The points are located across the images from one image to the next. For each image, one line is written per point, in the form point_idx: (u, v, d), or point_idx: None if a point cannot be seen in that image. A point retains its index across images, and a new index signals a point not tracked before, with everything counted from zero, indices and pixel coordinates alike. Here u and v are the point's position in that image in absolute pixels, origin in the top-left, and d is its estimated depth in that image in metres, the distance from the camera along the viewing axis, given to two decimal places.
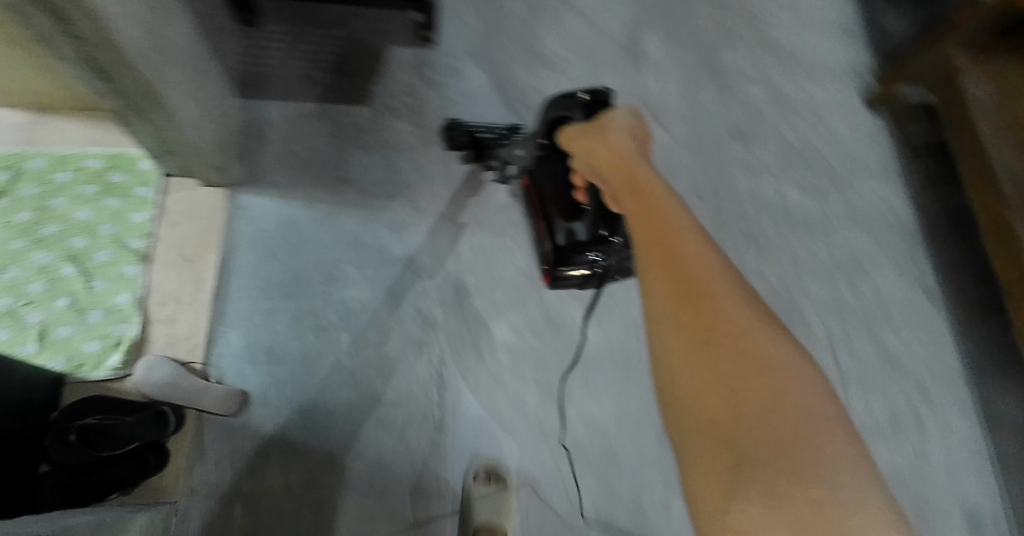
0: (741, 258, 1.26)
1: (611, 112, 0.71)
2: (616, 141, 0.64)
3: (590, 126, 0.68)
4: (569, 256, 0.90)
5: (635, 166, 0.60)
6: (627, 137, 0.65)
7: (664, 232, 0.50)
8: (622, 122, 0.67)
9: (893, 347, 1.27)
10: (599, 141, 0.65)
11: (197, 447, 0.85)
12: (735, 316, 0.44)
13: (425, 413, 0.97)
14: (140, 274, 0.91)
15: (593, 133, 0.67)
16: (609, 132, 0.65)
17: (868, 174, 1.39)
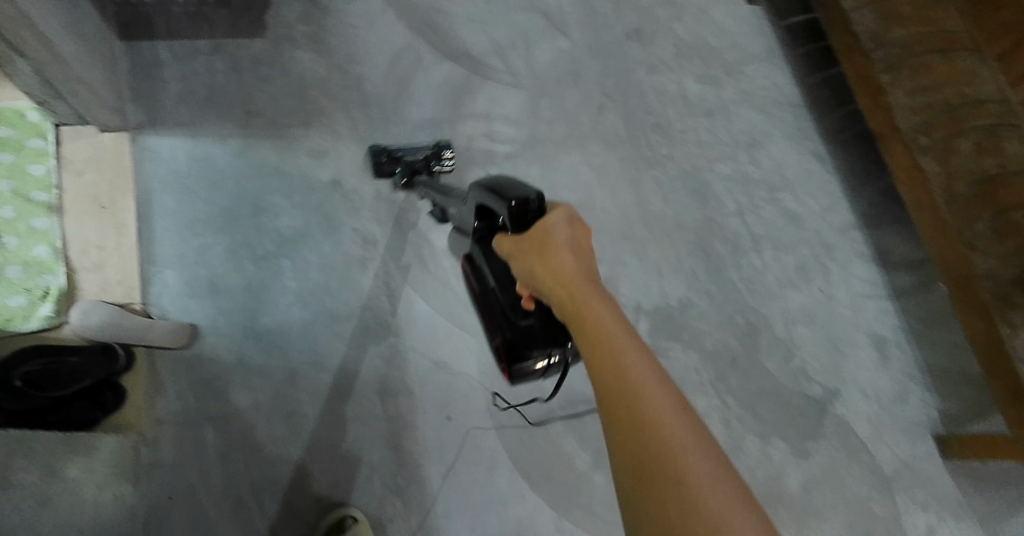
0: (653, 147, 1.35)
1: (544, 214, 0.71)
2: (555, 253, 0.63)
3: (527, 237, 0.68)
4: (519, 355, 0.71)
5: (574, 272, 0.61)
6: (567, 246, 0.64)
7: (599, 342, 0.52)
8: (560, 230, 0.66)
9: (795, 209, 1.41)
10: (535, 247, 0.65)
11: (153, 382, 0.86)
12: (679, 444, 0.42)
13: (380, 321, 1.00)
14: (54, 226, 0.88)
15: (531, 241, 0.66)
16: (547, 240, 0.65)
17: (764, 62, 1.58)
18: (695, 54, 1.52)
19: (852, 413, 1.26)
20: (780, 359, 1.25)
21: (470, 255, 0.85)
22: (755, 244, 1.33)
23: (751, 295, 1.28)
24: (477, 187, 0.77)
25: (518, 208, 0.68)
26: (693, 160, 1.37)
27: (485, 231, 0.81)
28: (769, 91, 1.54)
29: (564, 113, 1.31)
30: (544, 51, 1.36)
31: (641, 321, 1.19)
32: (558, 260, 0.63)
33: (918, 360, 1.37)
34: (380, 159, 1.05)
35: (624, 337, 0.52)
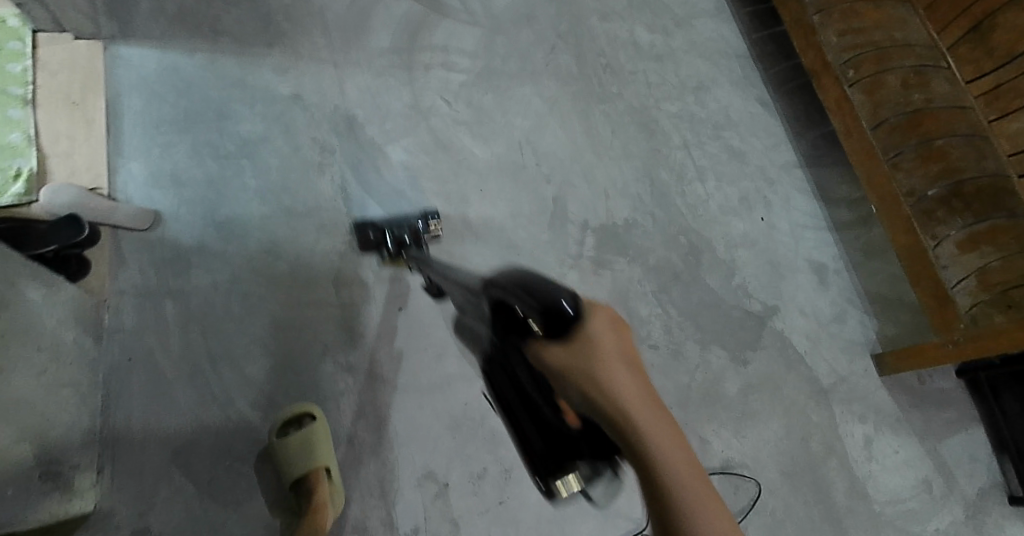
0: (602, 85, 1.44)
1: (584, 320, 0.50)
2: (607, 375, 0.47)
3: (565, 352, 0.49)
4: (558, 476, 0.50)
5: (636, 399, 0.45)
6: (620, 367, 0.48)
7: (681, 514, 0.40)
8: (605, 342, 0.49)
9: (739, 146, 1.49)
10: (579, 364, 0.48)
11: (116, 258, 0.92)
12: None
13: (335, 220, 1.07)
14: (28, 117, 0.95)
15: (571, 358, 0.49)
16: (589, 348, 0.48)
17: (711, 17, 1.68)
18: (646, 5, 1.61)
19: (793, 329, 1.33)
20: (720, 277, 1.32)
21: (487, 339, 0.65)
22: (699, 175, 1.41)
23: (694, 219, 1.35)
24: (503, 285, 0.54)
25: (549, 311, 0.49)
26: (641, 96, 1.46)
27: (503, 325, 0.58)
28: (716, 42, 1.64)
29: (518, 50, 1.40)
30: None
31: (588, 236, 1.26)
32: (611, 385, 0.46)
33: (859, 285, 1.43)
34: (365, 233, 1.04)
35: (702, 504, 0.41)
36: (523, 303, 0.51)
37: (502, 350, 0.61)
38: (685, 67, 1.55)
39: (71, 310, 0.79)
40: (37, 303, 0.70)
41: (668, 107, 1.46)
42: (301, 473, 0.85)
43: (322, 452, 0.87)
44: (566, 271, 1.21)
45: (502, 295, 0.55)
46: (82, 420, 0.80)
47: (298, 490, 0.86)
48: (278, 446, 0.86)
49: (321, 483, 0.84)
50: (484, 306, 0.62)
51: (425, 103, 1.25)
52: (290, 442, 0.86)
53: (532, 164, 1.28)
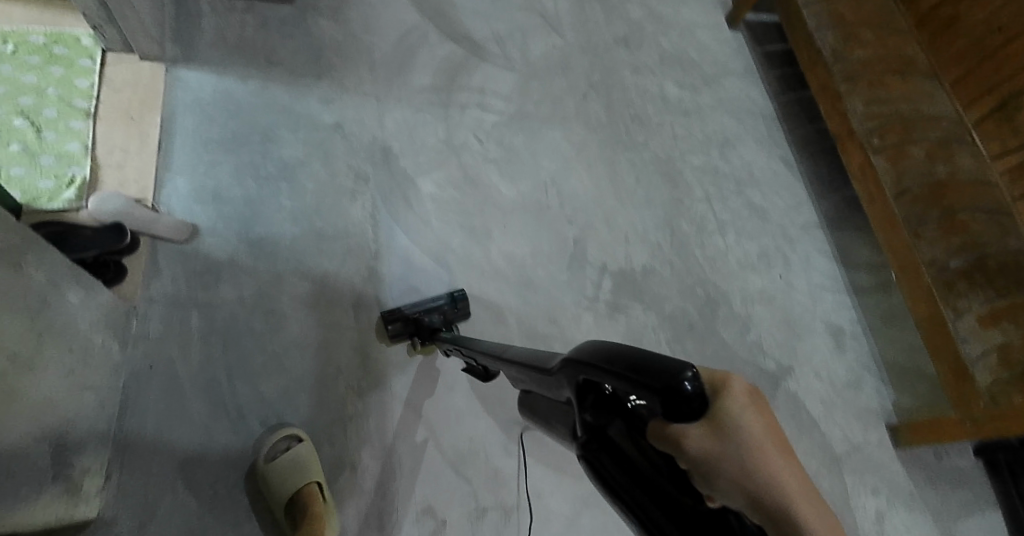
0: (630, 134, 1.48)
1: (716, 392, 0.34)
2: (768, 474, 0.31)
3: (709, 458, 0.32)
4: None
5: (807, 503, 0.31)
6: (787, 465, 0.32)
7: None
8: (757, 429, 0.33)
9: (761, 203, 1.50)
10: (733, 471, 0.31)
11: (151, 267, 0.95)
12: None
13: (361, 245, 1.10)
14: (88, 129, 1.00)
15: (719, 463, 0.32)
16: (754, 463, 0.32)
17: (741, 78, 1.74)
18: (677, 62, 1.67)
19: (806, 391, 1.31)
20: (737, 332, 1.29)
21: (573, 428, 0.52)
22: (720, 228, 1.42)
23: (712, 271, 1.35)
24: (587, 363, 0.43)
25: (670, 392, 0.33)
26: (668, 148, 1.49)
27: (599, 409, 0.45)
28: (744, 102, 1.68)
29: (550, 96, 1.45)
30: (538, 44, 1.53)
31: (606, 280, 1.26)
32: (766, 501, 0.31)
33: (875, 352, 1.41)
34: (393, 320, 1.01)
35: None
36: (624, 386, 0.37)
37: (601, 437, 0.44)
38: (713, 123, 1.59)
39: (103, 313, 0.81)
40: (75, 304, 0.72)
41: (695, 160, 1.49)
42: (296, 491, 0.84)
43: (314, 471, 0.87)
44: (582, 312, 1.21)
45: (603, 369, 0.40)
46: (98, 424, 0.81)
47: (292, 512, 0.85)
48: (266, 470, 0.85)
49: (317, 499, 0.84)
50: (560, 383, 0.51)
51: (457, 140, 1.29)
52: (279, 466, 0.85)
53: (556, 205, 1.30)
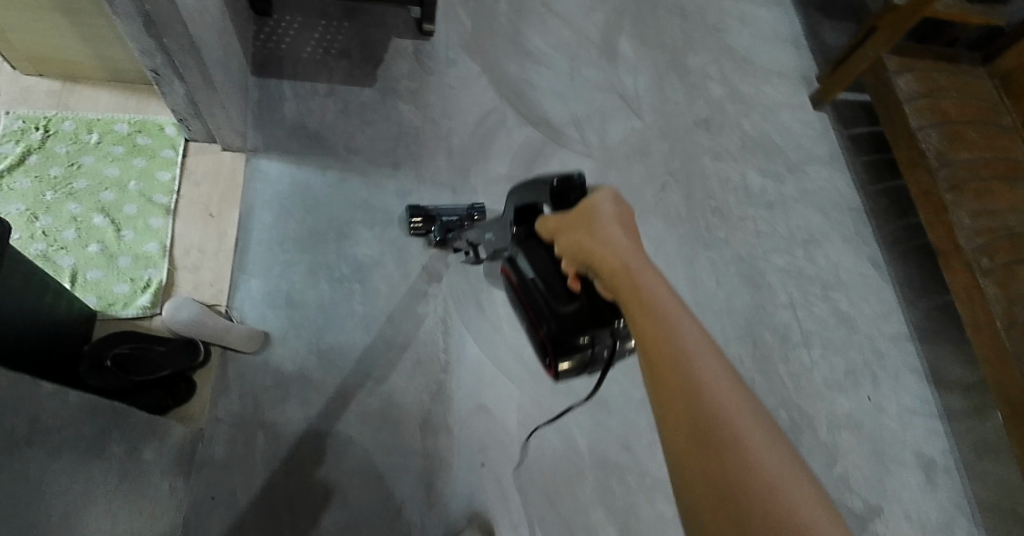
0: (711, 228, 1.39)
1: (588, 193, 0.72)
2: (602, 220, 0.66)
3: (569, 215, 0.71)
4: (564, 344, 0.72)
5: (637, 264, 0.57)
6: (613, 222, 0.66)
7: (694, 377, 0.44)
8: (604, 206, 0.67)
9: (848, 311, 1.39)
10: (580, 224, 0.68)
11: (220, 383, 0.91)
12: (761, 464, 0.39)
13: (432, 356, 1.03)
14: (167, 227, 0.98)
15: (575, 216, 0.69)
16: (592, 225, 0.66)
17: (828, 164, 1.63)
18: (760, 147, 1.58)
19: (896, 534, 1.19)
20: (821, 464, 1.20)
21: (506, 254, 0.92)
22: (805, 339, 1.32)
23: (796, 389, 1.26)
24: (519, 192, 0.84)
25: (558, 188, 0.74)
26: (752, 246, 1.40)
27: (524, 235, 0.86)
28: (830, 193, 1.57)
29: (628, 185, 1.39)
30: (617, 127, 1.46)
31: None
32: (607, 252, 0.61)
33: (969, 490, 1.29)
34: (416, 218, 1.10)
35: (695, 342, 0.46)
36: (535, 194, 0.80)
37: (527, 237, 0.84)
38: (800, 217, 1.49)
39: (172, 457, 0.76)
40: (148, 462, 0.68)
41: (780, 261, 1.40)
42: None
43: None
44: None
45: (534, 192, 0.80)
46: None
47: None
48: None
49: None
50: (509, 223, 0.90)
51: None
52: None
53: None
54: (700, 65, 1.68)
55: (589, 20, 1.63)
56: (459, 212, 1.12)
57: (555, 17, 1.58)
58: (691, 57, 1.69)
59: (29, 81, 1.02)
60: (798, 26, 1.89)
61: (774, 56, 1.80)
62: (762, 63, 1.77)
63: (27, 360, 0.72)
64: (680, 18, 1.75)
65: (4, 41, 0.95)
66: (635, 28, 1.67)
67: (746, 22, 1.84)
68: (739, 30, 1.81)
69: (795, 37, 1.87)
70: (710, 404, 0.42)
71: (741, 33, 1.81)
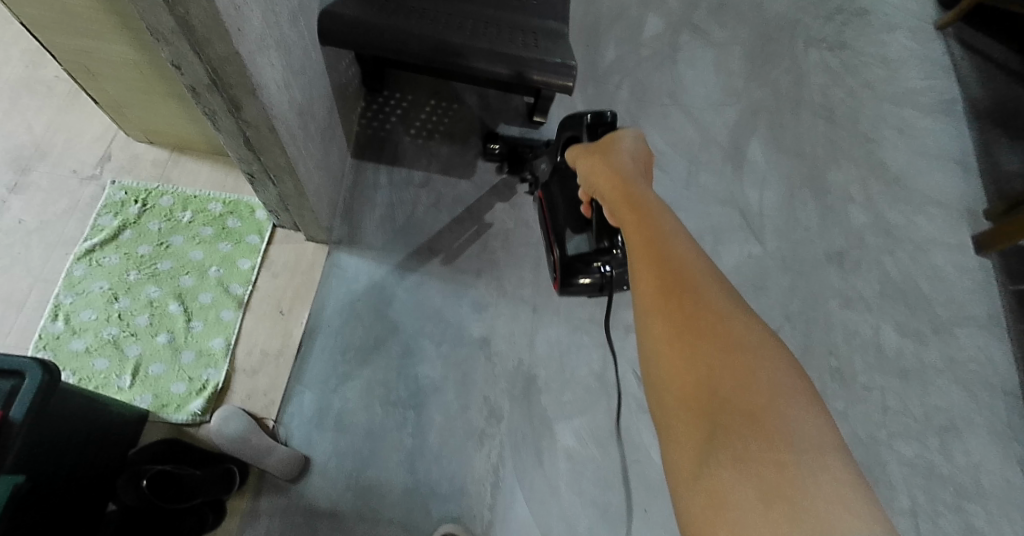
0: (825, 394, 1.18)
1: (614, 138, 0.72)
2: (616, 148, 0.67)
3: (593, 147, 0.69)
4: (575, 265, 0.83)
5: (636, 179, 0.60)
6: (628, 156, 0.66)
7: (687, 276, 0.45)
8: (625, 144, 0.68)
9: (983, 530, 1.14)
10: (596, 152, 0.68)
11: (252, 510, 0.86)
12: (721, 307, 0.43)
13: (475, 511, 0.93)
14: (236, 321, 0.95)
15: (595, 147, 0.69)
16: (606, 150, 0.67)
17: (985, 329, 1.35)
18: (901, 296, 1.34)
19: None
20: None
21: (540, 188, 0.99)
22: None
23: None
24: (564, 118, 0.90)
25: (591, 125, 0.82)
26: (872, 424, 1.17)
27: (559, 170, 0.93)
28: (983, 367, 1.30)
29: None
30: (731, 251, 1.29)
31: None
32: (615, 178, 0.61)
33: None
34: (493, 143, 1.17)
35: (673, 229, 0.50)
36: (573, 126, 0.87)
37: (559, 169, 0.94)
38: (939, 394, 1.24)
39: None
40: None
41: (906, 449, 1.16)
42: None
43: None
44: None
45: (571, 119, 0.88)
46: None
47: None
48: None
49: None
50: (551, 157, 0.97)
51: (613, 375, 1.09)
52: None
53: None
54: (842, 183, 1.46)
55: (720, 118, 1.46)
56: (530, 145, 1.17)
57: (681, 112, 1.43)
58: (833, 173, 1.46)
59: (139, 148, 1.03)
60: (972, 146, 1.60)
61: (936, 180, 1.54)
62: (920, 187, 1.51)
63: (64, 487, 0.69)
64: (826, 123, 1.53)
65: (121, 114, 0.96)
66: (772, 132, 1.48)
67: (907, 135, 1.58)
68: (897, 144, 1.56)
69: (966, 159, 1.58)
70: (698, 302, 0.44)
71: (900, 147, 1.56)
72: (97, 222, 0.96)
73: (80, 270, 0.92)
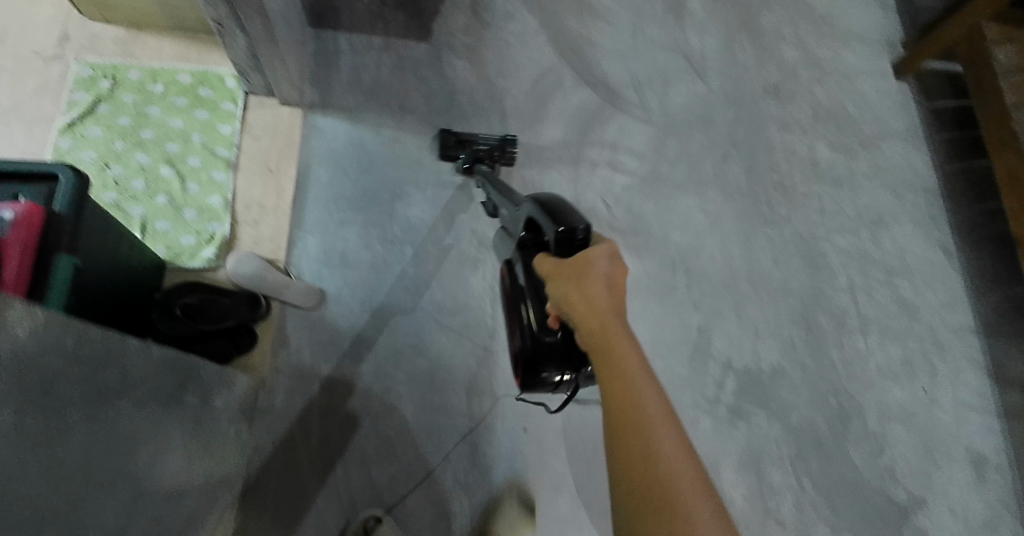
0: (772, 205, 1.33)
1: (585, 243, 0.71)
2: (590, 272, 0.66)
3: (568, 263, 0.69)
4: (534, 364, 0.82)
5: (610, 321, 0.61)
6: (606, 286, 0.65)
7: (668, 472, 0.48)
8: (600, 267, 0.67)
9: (908, 299, 1.34)
10: (567, 278, 0.67)
11: (281, 334, 0.95)
12: (699, 517, 0.46)
13: (479, 322, 1.05)
14: (228, 180, 1.00)
15: (570, 266, 0.68)
16: (577, 275, 0.67)
17: (905, 140, 1.52)
18: (832, 119, 1.48)
19: (935, 526, 1.17)
20: (868, 452, 1.17)
21: (507, 257, 0.94)
22: (862, 326, 1.27)
23: (848, 377, 1.22)
24: (532, 200, 0.81)
25: (563, 235, 0.71)
26: (813, 226, 1.33)
27: (530, 242, 0.85)
28: (904, 172, 1.48)
29: (687, 155, 1.31)
30: (679, 91, 1.38)
31: (729, 379, 1.15)
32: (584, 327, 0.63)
33: None
34: (448, 140, 1.08)
35: (655, 412, 0.52)
36: (546, 223, 0.75)
37: (527, 241, 0.85)
38: (868, 197, 1.41)
39: (236, 405, 0.80)
40: (219, 409, 0.72)
41: (842, 243, 1.34)
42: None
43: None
44: (700, 416, 1.10)
45: (540, 212, 0.77)
46: (221, 512, 0.80)
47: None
48: None
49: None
50: (519, 224, 0.88)
51: (585, 204, 1.20)
52: None
53: (682, 285, 1.19)
54: (775, 25, 1.54)
55: None
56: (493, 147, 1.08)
57: None
58: (766, 17, 1.54)
59: (95, 29, 1.03)
60: None
61: (857, 16, 1.64)
62: (845, 23, 1.62)
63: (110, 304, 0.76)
64: None
65: None
66: None
67: None
68: None
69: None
70: (687, 520, 0.45)
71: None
72: (72, 99, 0.98)
73: (66, 144, 0.95)
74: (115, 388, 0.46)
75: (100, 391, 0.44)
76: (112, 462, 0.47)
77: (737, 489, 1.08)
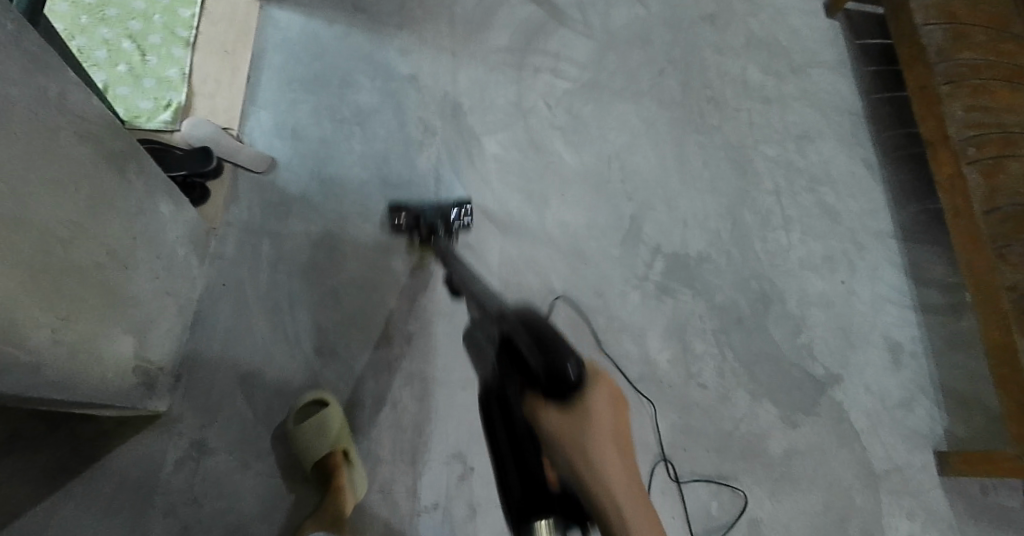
0: (704, 117, 1.42)
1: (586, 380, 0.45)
2: (597, 443, 0.41)
3: (564, 413, 0.43)
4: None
5: (641, 522, 0.38)
6: (617, 449, 0.42)
7: None
8: (608, 419, 0.43)
9: (832, 204, 1.43)
10: (569, 446, 0.42)
11: (232, 193, 1.04)
12: None
13: (423, 197, 1.13)
14: (186, 57, 1.08)
15: (567, 423, 0.43)
16: (587, 448, 0.41)
17: (837, 68, 1.60)
18: (762, 47, 1.56)
19: (854, 402, 1.24)
20: (787, 332, 1.26)
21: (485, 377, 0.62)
22: (785, 224, 1.37)
23: (770, 266, 1.31)
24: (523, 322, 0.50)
25: (552, 376, 0.43)
26: (743, 137, 1.43)
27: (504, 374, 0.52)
28: (831, 96, 1.56)
29: (625, 69, 1.40)
30: (621, 14, 1.46)
31: (658, 261, 1.24)
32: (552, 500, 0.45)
33: (935, 376, 1.31)
34: (396, 218, 1.04)
35: None
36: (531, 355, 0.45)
37: (505, 380, 0.51)
38: (797, 114, 1.51)
39: (187, 233, 0.88)
40: (164, 217, 0.80)
41: (770, 153, 1.44)
42: (321, 457, 0.87)
43: (340, 436, 0.88)
44: (629, 290, 1.20)
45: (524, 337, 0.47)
46: (174, 329, 0.87)
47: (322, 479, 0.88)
48: (295, 432, 0.88)
49: (340, 472, 0.86)
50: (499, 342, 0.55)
51: (527, 103, 1.28)
52: (306, 430, 0.88)
53: (617, 180, 1.28)
54: None
55: None
56: (440, 214, 1.03)
57: None
58: None
59: None
60: None
61: None
62: None
63: None
64: None
65: None
66: None
67: None
68: None
69: None
70: None
71: None
72: None
73: None
74: (54, 100, 0.53)
75: (40, 92, 0.51)
76: (47, 161, 0.54)
77: (661, 354, 1.17)
